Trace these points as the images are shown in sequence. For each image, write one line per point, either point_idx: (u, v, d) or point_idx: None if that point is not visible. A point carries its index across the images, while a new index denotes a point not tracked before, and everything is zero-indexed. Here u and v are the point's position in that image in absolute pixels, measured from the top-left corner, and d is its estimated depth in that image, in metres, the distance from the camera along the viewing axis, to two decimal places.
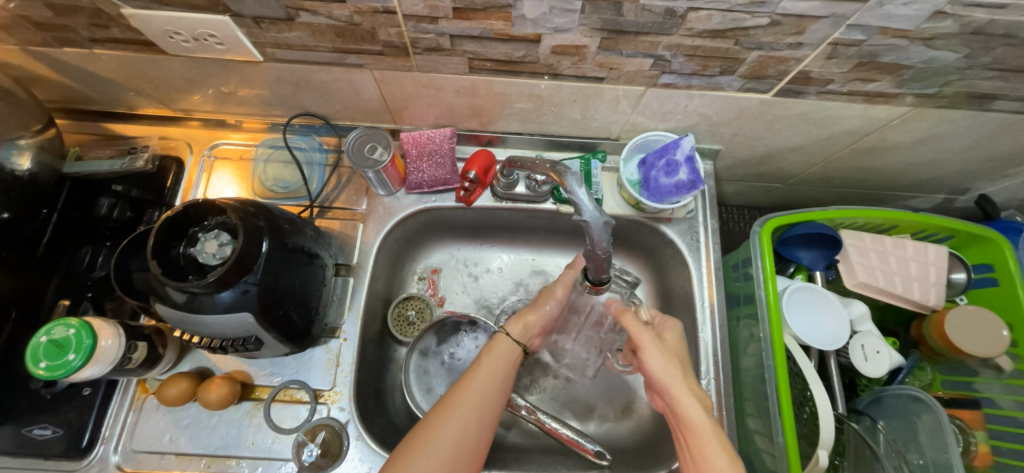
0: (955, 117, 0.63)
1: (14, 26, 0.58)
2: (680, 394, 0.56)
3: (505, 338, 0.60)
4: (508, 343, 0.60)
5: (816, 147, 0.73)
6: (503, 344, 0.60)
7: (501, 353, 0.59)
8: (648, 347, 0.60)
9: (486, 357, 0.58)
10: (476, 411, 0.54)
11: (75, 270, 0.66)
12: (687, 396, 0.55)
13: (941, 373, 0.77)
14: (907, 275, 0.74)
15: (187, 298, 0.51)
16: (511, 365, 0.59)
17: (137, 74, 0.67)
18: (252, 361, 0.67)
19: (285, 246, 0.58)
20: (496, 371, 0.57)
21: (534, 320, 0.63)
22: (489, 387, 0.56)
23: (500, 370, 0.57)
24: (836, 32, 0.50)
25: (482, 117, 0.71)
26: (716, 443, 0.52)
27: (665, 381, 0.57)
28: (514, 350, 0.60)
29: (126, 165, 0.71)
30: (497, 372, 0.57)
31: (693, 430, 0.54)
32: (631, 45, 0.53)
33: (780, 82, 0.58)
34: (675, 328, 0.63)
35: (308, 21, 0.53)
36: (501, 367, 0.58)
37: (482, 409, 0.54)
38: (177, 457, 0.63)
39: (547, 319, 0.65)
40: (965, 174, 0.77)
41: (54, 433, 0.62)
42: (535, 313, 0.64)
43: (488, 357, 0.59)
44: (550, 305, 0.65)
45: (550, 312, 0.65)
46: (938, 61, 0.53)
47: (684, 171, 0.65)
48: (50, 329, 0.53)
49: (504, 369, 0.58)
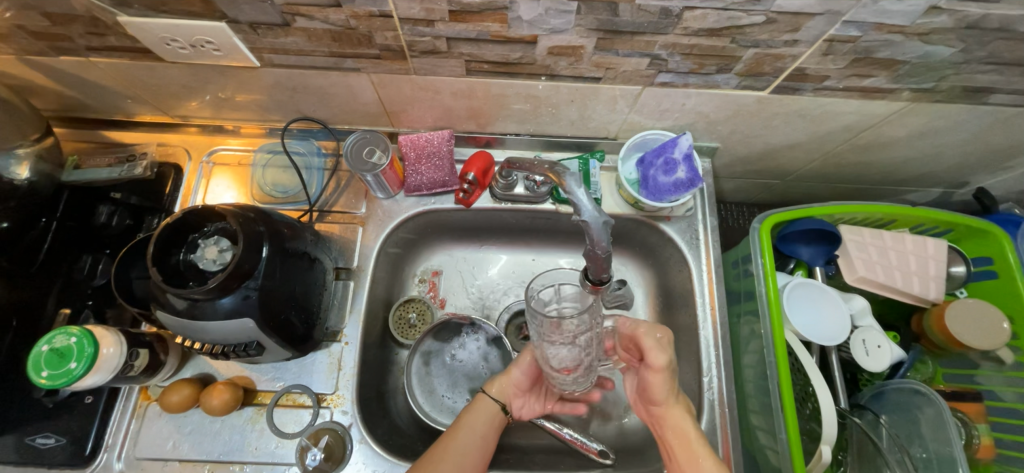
0: (952, 112, 0.63)
1: (10, 35, 0.58)
2: (674, 409, 0.59)
3: (485, 398, 0.64)
4: (486, 404, 0.63)
5: (813, 144, 0.73)
6: (482, 405, 0.63)
7: (482, 411, 0.63)
8: (659, 369, 0.58)
9: (465, 418, 0.62)
10: (455, 466, 0.57)
11: (75, 279, 0.66)
12: (680, 411, 0.58)
13: (942, 367, 0.77)
14: (906, 269, 0.74)
15: (188, 305, 0.51)
16: (488, 428, 0.62)
17: (133, 81, 0.67)
18: (254, 366, 0.67)
19: (285, 251, 0.58)
20: (473, 434, 0.60)
21: (507, 383, 0.65)
22: (472, 443, 0.60)
23: (478, 432, 0.61)
24: (831, 29, 0.50)
25: (480, 119, 0.72)
26: (705, 453, 0.56)
27: (660, 400, 0.59)
28: (492, 409, 0.63)
29: (124, 172, 0.72)
30: (476, 435, 0.60)
31: (681, 440, 0.57)
32: (628, 45, 0.54)
33: (777, 79, 0.58)
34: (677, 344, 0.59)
35: (305, 26, 0.53)
36: (480, 429, 0.61)
37: (462, 466, 0.57)
38: (180, 463, 0.63)
39: (520, 378, 0.65)
40: (962, 167, 0.77)
41: (57, 442, 0.62)
42: (509, 373, 0.65)
43: (470, 415, 0.62)
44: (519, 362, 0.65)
45: (522, 371, 0.65)
46: (933, 55, 0.53)
47: (683, 169, 0.65)
48: (52, 337, 0.53)
49: (485, 426, 0.62)
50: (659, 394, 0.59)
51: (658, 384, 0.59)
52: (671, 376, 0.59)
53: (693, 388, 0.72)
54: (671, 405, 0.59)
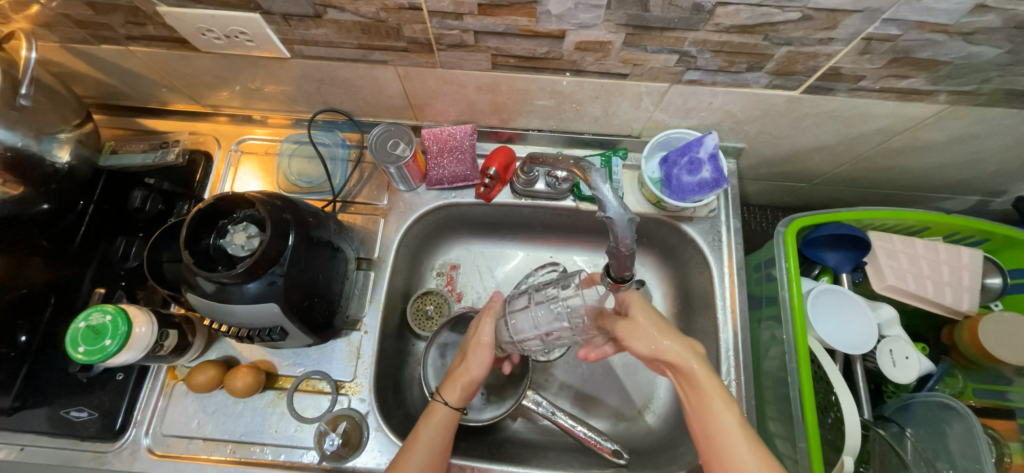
0: (994, 116, 0.61)
1: (57, 24, 0.61)
2: (671, 350, 0.54)
3: (440, 406, 0.60)
4: (443, 412, 0.60)
5: (843, 146, 0.71)
6: (437, 416, 0.60)
7: (436, 424, 0.59)
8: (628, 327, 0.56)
9: (422, 429, 0.59)
10: None
11: (109, 259, 0.69)
12: (679, 352, 0.54)
13: (972, 383, 0.74)
14: (939, 278, 0.72)
15: (217, 289, 0.53)
16: (449, 434, 0.59)
17: (169, 71, 0.69)
18: (276, 351, 0.69)
19: (310, 239, 0.60)
20: (433, 445, 0.57)
21: (467, 384, 0.62)
22: (428, 460, 0.56)
23: (437, 442, 0.58)
24: (869, 27, 0.48)
25: (503, 114, 0.72)
26: (716, 392, 0.52)
27: (655, 355, 0.54)
28: (452, 417, 0.60)
29: (157, 159, 0.74)
30: (435, 446, 0.58)
31: (691, 383, 0.53)
32: (657, 41, 0.53)
33: (809, 79, 0.57)
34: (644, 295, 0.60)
35: (335, 18, 0.54)
36: (439, 438, 0.58)
37: None
38: (204, 442, 0.65)
39: (480, 375, 0.62)
40: (1002, 175, 0.74)
41: (89, 415, 0.64)
42: (468, 374, 0.62)
43: (424, 428, 0.59)
44: (478, 359, 0.63)
45: (481, 369, 0.62)
46: (978, 56, 0.51)
47: (707, 168, 0.64)
48: (89, 315, 0.55)
49: (442, 439, 0.58)
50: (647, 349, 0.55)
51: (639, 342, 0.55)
52: (652, 330, 0.56)
53: None
54: (668, 347, 0.54)
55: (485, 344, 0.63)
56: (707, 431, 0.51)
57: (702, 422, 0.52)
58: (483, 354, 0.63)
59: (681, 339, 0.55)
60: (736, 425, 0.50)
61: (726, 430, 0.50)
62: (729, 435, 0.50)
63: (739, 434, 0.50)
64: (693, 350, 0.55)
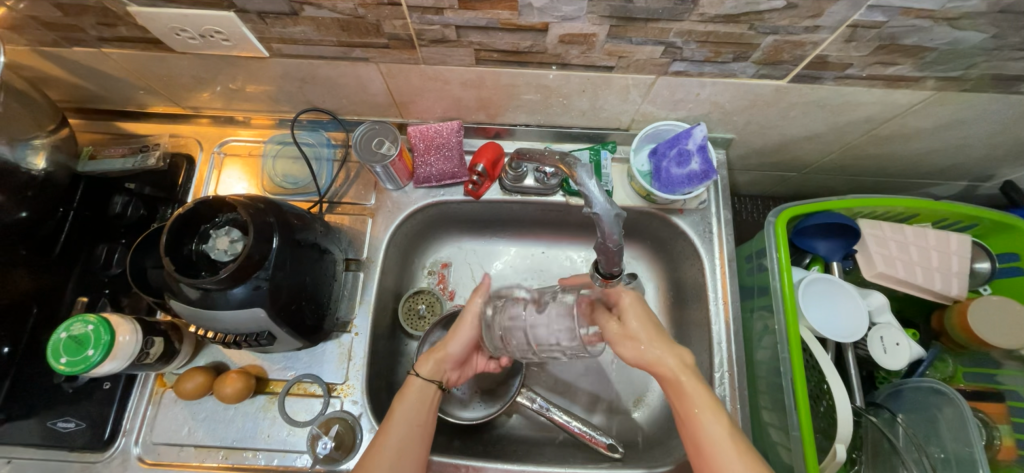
0: (980, 101, 0.61)
1: (24, 27, 0.59)
2: (664, 362, 0.54)
3: (415, 380, 0.61)
4: (418, 385, 0.60)
5: (832, 135, 0.71)
6: (412, 390, 0.60)
7: (412, 399, 0.59)
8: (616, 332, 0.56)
9: (397, 406, 0.59)
10: (393, 462, 0.54)
11: (92, 267, 0.67)
12: (668, 362, 0.53)
13: (963, 366, 0.74)
14: (928, 265, 0.72)
15: (201, 295, 0.52)
16: (427, 406, 0.60)
17: (145, 72, 0.67)
18: (265, 356, 0.68)
19: (295, 241, 0.59)
20: (412, 417, 0.58)
21: (442, 358, 0.63)
22: (406, 433, 0.56)
23: (415, 416, 0.58)
24: (855, 14, 0.48)
25: (490, 109, 0.71)
26: (704, 401, 0.52)
27: (644, 358, 0.54)
28: (428, 390, 0.60)
29: (138, 163, 0.72)
30: (412, 420, 0.58)
31: (680, 393, 0.53)
32: (642, 32, 0.52)
33: (796, 68, 0.56)
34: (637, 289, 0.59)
35: (313, 15, 0.53)
36: (416, 412, 0.58)
37: (401, 460, 0.55)
38: (195, 449, 0.64)
39: (458, 352, 0.63)
40: (989, 159, 0.74)
41: (77, 426, 0.63)
42: (443, 349, 0.63)
43: (400, 403, 0.59)
44: (457, 337, 0.63)
45: (459, 346, 0.63)
46: (963, 42, 0.51)
47: (696, 160, 0.64)
48: (70, 325, 0.54)
49: (419, 414, 0.58)
50: (636, 352, 0.55)
51: (626, 345, 0.55)
52: (642, 332, 0.55)
53: (704, 383, 0.71)
54: (659, 355, 0.54)
55: (469, 323, 0.63)
56: (695, 440, 0.51)
57: (690, 429, 0.52)
58: (464, 332, 0.63)
59: (671, 349, 0.54)
60: (726, 435, 0.50)
61: (714, 440, 0.50)
62: (718, 445, 0.50)
63: (727, 443, 0.50)
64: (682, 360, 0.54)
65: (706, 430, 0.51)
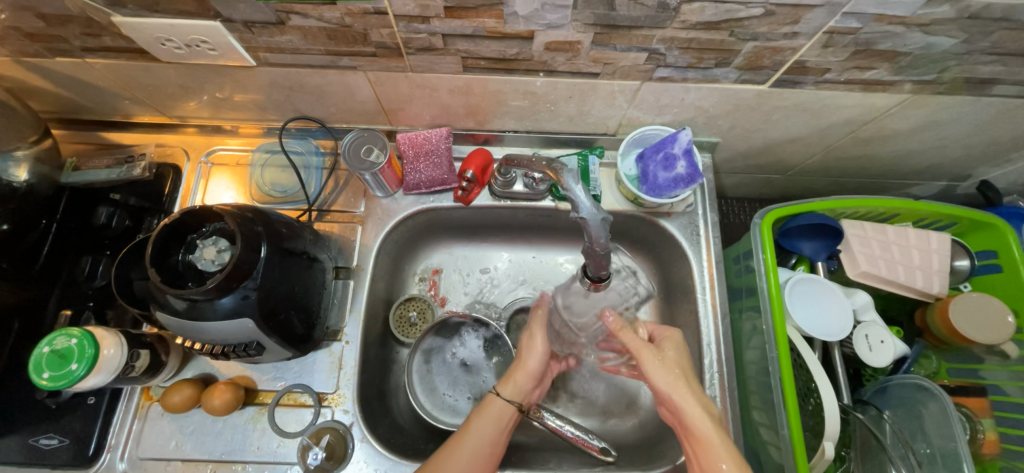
0: (955, 103, 0.63)
1: (6, 37, 0.58)
2: (687, 409, 0.54)
3: (497, 399, 0.61)
4: (500, 405, 0.61)
5: (814, 138, 0.72)
6: (491, 409, 0.60)
7: (490, 416, 0.60)
8: (650, 362, 0.57)
9: (476, 419, 0.59)
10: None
11: (75, 280, 0.66)
12: (695, 409, 0.54)
13: (946, 362, 0.76)
14: (910, 263, 0.74)
15: (187, 306, 0.51)
16: (502, 429, 0.60)
17: (130, 82, 0.67)
18: (254, 366, 0.67)
19: (283, 250, 0.58)
20: (484, 437, 0.58)
21: (523, 376, 0.63)
22: (477, 451, 0.57)
23: (488, 435, 0.58)
24: (831, 20, 0.49)
25: (478, 116, 0.71)
26: (728, 456, 0.51)
27: (670, 393, 0.55)
28: (506, 411, 0.61)
29: (123, 174, 0.71)
30: (485, 439, 0.58)
31: (697, 439, 0.53)
32: (625, 39, 0.53)
33: (777, 73, 0.58)
34: (677, 335, 0.61)
35: (300, 24, 0.53)
36: (491, 429, 0.59)
37: None
38: (182, 463, 0.63)
39: (536, 368, 0.64)
40: (966, 160, 0.76)
41: (60, 442, 0.62)
42: (524, 366, 0.64)
43: (478, 418, 0.60)
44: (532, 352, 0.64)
45: (537, 361, 0.64)
46: (936, 47, 0.53)
47: (682, 164, 0.65)
48: (53, 339, 0.53)
49: (494, 431, 0.59)
50: (665, 386, 0.56)
51: (657, 372, 0.56)
52: (675, 368, 0.57)
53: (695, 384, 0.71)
54: (687, 400, 0.55)
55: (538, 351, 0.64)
56: None
57: None
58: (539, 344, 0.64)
59: (694, 393, 0.55)
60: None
61: None
62: None
63: None
64: (709, 410, 0.54)
65: None
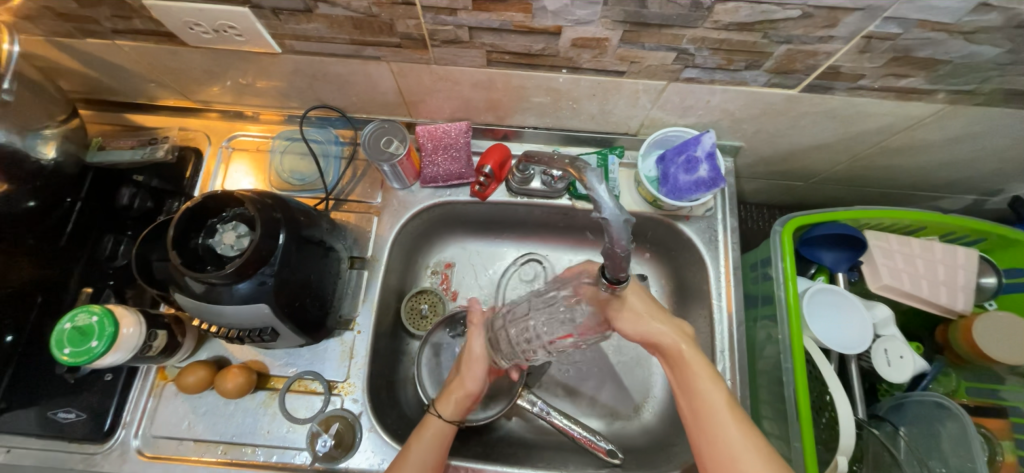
0: (992, 116, 0.61)
1: (39, 17, 0.59)
2: (665, 330, 0.58)
3: (434, 420, 0.61)
4: (438, 425, 0.60)
5: (842, 145, 0.71)
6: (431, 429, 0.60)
7: (429, 437, 0.59)
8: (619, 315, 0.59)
9: (415, 445, 0.58)
10: None
11: (97, 258, 0.67)
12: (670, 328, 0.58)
13: (965, 380, 0.74)
14: (934, 278, 0.72)
15: (206, 289, 0.52)
16: (443, 448, 0.60)
17: (156, 65, 0.67)
18: (267, 351, 0.68)
19: (301, 238, 0.58)
20: (426, 456, 0.58)
21: (462, 396, 0.62)
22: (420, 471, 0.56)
23: (430, 457, 0.58)
24: (870, 25, 0.48)
25: (498, 110, 0.71)
26: (703, 371, 0.55)
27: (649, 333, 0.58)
28: (446, 429, 0.60)
29: (147, 155, 0.73)
30: (427, 461, 0.58)
31: (678, 359, 0.56)
32: (655, 38, 0.52)
33: (808, 77, 0.56)
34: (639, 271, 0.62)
35: (326, 13, 0.53)
36: (432, 452, 0.58)
37: None
38: (194, 443, 0.64)
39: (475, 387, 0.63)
40: (999, 174, 0.74)
41: (77, 417, 0.63)
42: (462, 387, 0.63)
43: (416, 441, 0.59)
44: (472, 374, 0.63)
45: (476, 382, 0.63)
46: (978, 56, 0.51)
47: (704, 167, 0.64)
48: (75, 315, 0.54)
49: (436, 450, 0.59)
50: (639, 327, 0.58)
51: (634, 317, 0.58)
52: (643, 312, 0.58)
53: None
54: (661, 328, 0.58)
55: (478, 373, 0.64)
56: (693, 410, 0.54)
57: (689, 399, 0.55)
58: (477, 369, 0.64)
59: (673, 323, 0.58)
60: (723, 402, 0.53)
61: (716, 405, 0.53)
62: (716, 410, 0.53)
63: (726, 410, 0.52)
64: (683, 331, 0.58)
65: (704, 394, 0.54)
